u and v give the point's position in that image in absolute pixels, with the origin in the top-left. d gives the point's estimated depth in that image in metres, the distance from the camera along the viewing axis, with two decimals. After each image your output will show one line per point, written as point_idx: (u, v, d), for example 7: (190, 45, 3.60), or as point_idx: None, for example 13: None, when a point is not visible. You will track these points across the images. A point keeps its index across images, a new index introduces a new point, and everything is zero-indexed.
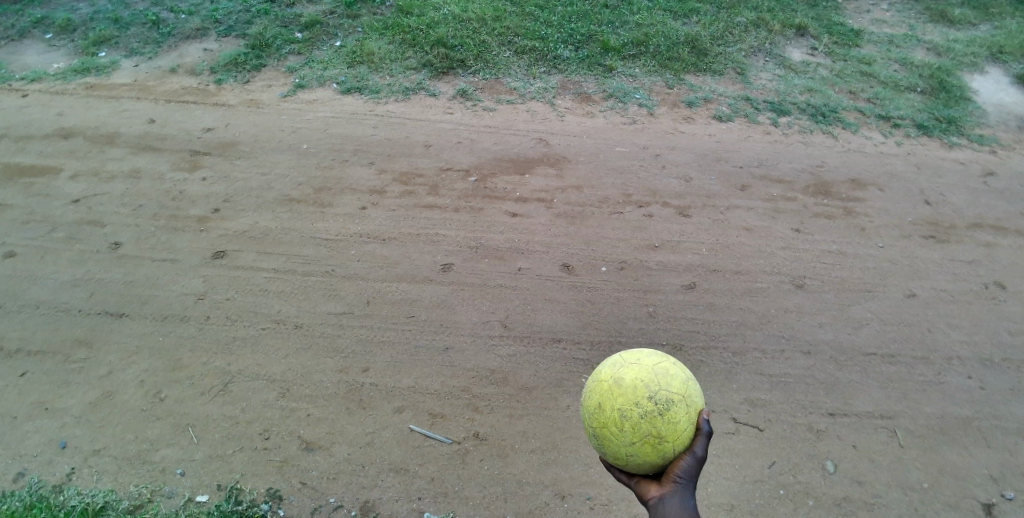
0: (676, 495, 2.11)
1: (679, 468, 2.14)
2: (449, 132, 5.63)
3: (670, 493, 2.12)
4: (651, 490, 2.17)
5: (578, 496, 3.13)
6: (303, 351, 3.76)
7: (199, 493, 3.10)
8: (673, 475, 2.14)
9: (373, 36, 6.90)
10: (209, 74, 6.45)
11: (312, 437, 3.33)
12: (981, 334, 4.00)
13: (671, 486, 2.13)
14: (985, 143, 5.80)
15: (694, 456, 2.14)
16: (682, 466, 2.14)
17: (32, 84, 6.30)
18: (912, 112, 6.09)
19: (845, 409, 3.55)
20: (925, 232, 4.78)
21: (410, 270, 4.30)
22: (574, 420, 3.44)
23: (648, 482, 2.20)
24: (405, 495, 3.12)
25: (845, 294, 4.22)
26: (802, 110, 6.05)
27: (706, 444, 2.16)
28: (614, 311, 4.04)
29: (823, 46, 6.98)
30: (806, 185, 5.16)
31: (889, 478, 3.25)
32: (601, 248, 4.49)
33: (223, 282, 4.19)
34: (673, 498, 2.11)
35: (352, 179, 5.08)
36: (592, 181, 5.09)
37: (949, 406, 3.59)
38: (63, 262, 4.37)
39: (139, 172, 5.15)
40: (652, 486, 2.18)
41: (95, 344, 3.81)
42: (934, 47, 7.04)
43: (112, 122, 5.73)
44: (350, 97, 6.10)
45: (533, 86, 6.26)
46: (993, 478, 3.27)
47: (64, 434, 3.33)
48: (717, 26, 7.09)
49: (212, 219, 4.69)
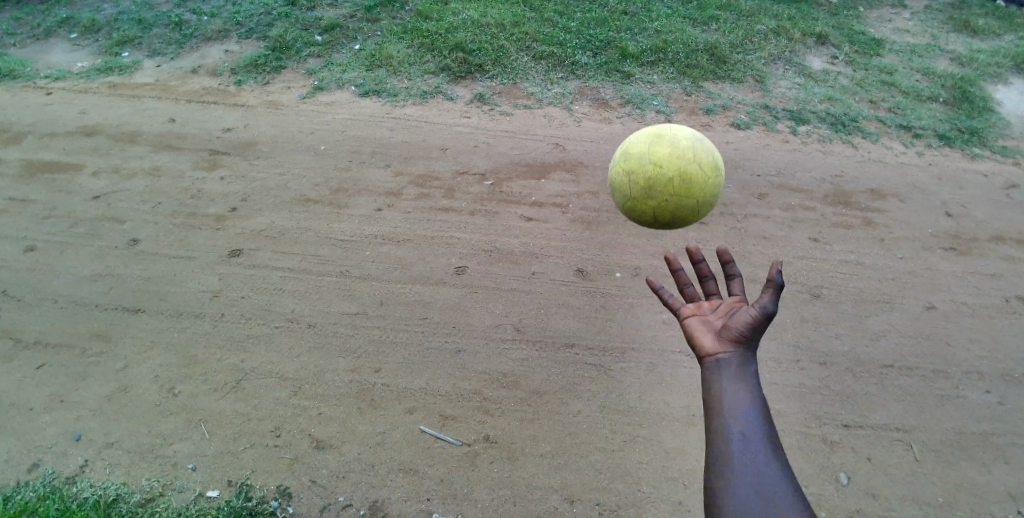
0: (734, 357, 1.84)
1: (744, 324, 1.86)
2: (465, 136, 5.64)
3: (733, 358, 1.83)
4: (705, 342, 1.88)
5: (588, 502, 3.10)
6: (316, 350, 3.78)
7: (210, 488, 3.11)
8: (734, 332, 1.86)
9: (392, 40, 6.95)
10: (229, 75, 6.53)
11: (323, 436, 3.34)
12: (1001, 348, 3.93)
13: (731, 346, 1.85)
14: (1008, 155, 5.71)
15: (761, 310, 1.85)
16: (747, 321, 1.86)
17: (57, 83, 6.41)
18: (934, 123, 6.01)
19: (861, 421, 3.50)
20: (946, 244, 4.71)
21: (424, 272, 4.31)
22: (585, 425, 3.42)
23: (702, 328, 1.91)
24: (414, 495, 3.11)
25: (862, 305, 4.16)
26: (822, 119, 6.00)
27: (777, 296, 1.86)
28: (627, 317, 4.01)
29: (844, 55, 6.92)
30: (824, 194, 5.11)
31: (905, 492, 3.19)
32: (616, 253, 4.48)
33: (239, 280, 4.23)
34: (738, 366, 1.82)
35: (368, 180, 5.11)
36: (608, 187, 5.07)
37: (967, 421, 3.52)
38: (83, 256, 4.43)
39: (159, 169, 5.22)
40: (706, 338, 1.89)
41: (111, 339, 3.85)
42: (956, 58, 6.96)
43: (134, 120, 5.81)
44: (368, 100, 6.14)
45: (550, 91, 6.27)
46: (1012, 494, 3.20)
47: (80, 425, 3.37)
48: (737, 34, 7.05)
49: (230, 218, 4.74)
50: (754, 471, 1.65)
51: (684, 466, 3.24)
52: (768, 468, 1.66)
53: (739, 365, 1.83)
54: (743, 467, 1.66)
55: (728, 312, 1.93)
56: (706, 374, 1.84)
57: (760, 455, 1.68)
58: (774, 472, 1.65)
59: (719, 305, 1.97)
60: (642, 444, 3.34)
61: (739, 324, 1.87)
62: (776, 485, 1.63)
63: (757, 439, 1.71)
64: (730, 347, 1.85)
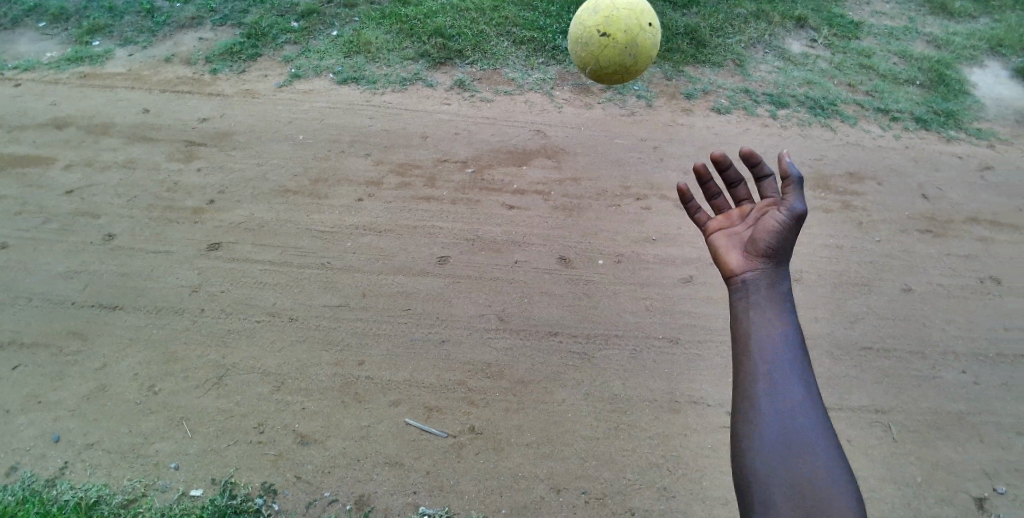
0: (762, 274, 1.77)
1: (768, 234, 1.78)
2: (446, 124, 5.59)
3: (763, 273, 1.77)
4: (732, 263, 1.84)
5: (573, 490, 3.13)
6: (298, 343, 3.75)
7: (193, 487, 3.09)
8: (760, 247, 1.79)
9: (370, 26, 6.84)
10: (204, 63, 6.39)
11: (307, 431, 3.33)
12: (976, 329, 4.01)
13: (757, 263, 1.79)
14: (983, 137, 5.79)
15: (788, 212, 1.78)
16: (771, 230, 1.79)
17: (25, 73, 6.23)
18: (911, 105, 6.06)
19: (840, 403, 3.55)
20: (922, 226, 4.77)
21: (407, 262, 4.28)
22: (570, 414, 3.44)
23: (729, 252, 1.86)
24: (400, 488, 3.12)
25: (842, 288, 4.21)
26: (802, 102, 6.02)
27: (801, 194, 1.79)
28: (610, 304, 4.03)
29: (823, 38, 6.94)
30: (804, 178, 5.14)
31: (883, 473, 3.26)
32: (599, 241, 4.48)
33: (218, 274, 4.17)
34: (765, 281, 1.76)
35: (348, 170, 5.05)
36: (590, 174, 5.07)
37: (943, 401, 3.60)
38: (57, 253, 4.34)
39: (133, 162, 5.11)
40: (733, 260, 1.84)
41: (89, 337, 3.79)
42: (933, 40, 7.01)
43: (106, 111, 5.68)
44: (346, 88, 6.05)
45: (531, 77, 6.22)
46: (986, 472, 3.28)
47: (58, 426, 3.32)
48: (717, 17, 7.04)
49: (207, 210, 4.66)
50: (780, 396, 1.59)
51: (668, 452, 3.28)
52: (799, 390, 1.60)
53: (766, 280, 1.76)
54: (766, 391, 1.61)
55: (757, 223, 1.85)
56: (733, 293, 1.80)
57: (789, 375, 1.62)
58: (803, 393, 1.60)
59: (749, 215, 1.90)
60: (626, 431, 3.37)
61: (765, 237, 1.79)
62: (804, 409, 1.58)
63: (784, 360, 1.64)
64: (759, 262, 1.78)
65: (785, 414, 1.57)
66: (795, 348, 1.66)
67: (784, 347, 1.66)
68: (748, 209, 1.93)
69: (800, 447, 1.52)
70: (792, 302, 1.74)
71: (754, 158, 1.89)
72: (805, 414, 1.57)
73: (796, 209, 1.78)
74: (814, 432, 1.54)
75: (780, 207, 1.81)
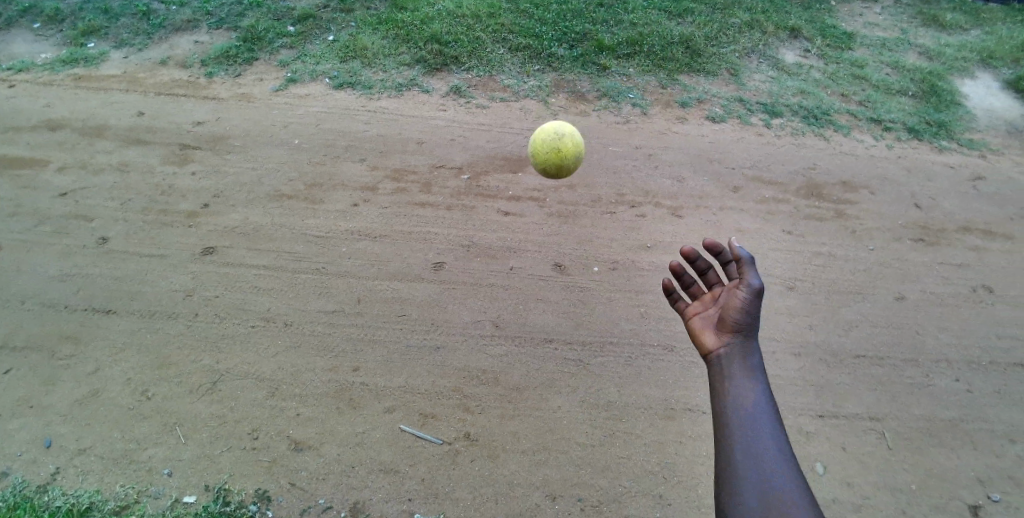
0: (734, 348, 2.02)
1: (736, 312, 2.04)
2: (442, 130, 5.60)
3: (734, 346, 2.02)
4: (708, 342, 2.08)
5: (569, 497, 3.12)
6: (293, 349, 3.73)
7: (186, 493, 3.06)
8: (730, 324, 2.05)
9: (366, 31, 6.85)
10: (199, 67, 6.38)
11: (301, 437, 3.31)
12: (969, 337, 4.04)
13: (730, 338, 2.04)
14: (975, 148, 5.85)
15: (748, 289, 2.05)
16: (738, 307, 2.05)
17: (18, 75, 6.20)
18: (904, 116, 6.12)
19: (835, 411, 3.57)
20: (915, 235, 4.81)
21: (402, 268, 4.28)
22: (565, 421, 3.44)
23: (706, 332, 2.11)
24: (395, 495, 3.10)
25: (836, 297, 4.23)
26: (795, 112, 6.07)
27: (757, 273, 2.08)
28: (606, 311, 4.03)
29: (816, 48, 7.00)
30: (798, 187, 5.17)
31: (877, 481, 3.27)
32: (594, 247, 4.49)
33: (212, 278, 4.15)
34: (736, 352, 2.01)
35: (344, 175, 5.04)
36: (586, 181, 5.08)
37: (937, 409, 3.62)
38: (50, 256, 4.31)
39: (128, 165, 5.09)
40: (709, 339, 2.08)
41: (81, 340, 3.76)
42: (925, 51, 7.09)
43: (101, 114, 5.65)
44: (342, 92, 6.05)
45: (527, 84, 6.24)
46: (979, 480, 3.30)
47: (50, 431, 3.29)
48: (711, 27, 7.09)
49: (202, 214, 4.64)
50: (756, 446, 1.82)
51: (663, 460, 3.28)
52: (771, 441, 1.84)
53: (738, 352, 2.02)
54: (742, 442, 1.83)
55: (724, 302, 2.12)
56: (710, 365, 2.05)
57: (761, 428, 1.86)
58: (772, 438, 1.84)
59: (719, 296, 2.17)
60: (622, 439, 3.37)
61: (733, 314, 2.05)
62: (774, 450, 1.82)
63: (757, 415, 1.88)
64: (729, 336, 2.04)
65: (761, 461, 1.79)
66: (766, 407, 1.91)
67: (757, 406, 1.91)
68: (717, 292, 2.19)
69: (776, 490, 1.74)
70: (762, 369, 2.00)
71: (715, 248, 2.19)
72: (778, 460, 1.79)
73: (754, 286, 2.05)
74: (784, 474, 1.77)
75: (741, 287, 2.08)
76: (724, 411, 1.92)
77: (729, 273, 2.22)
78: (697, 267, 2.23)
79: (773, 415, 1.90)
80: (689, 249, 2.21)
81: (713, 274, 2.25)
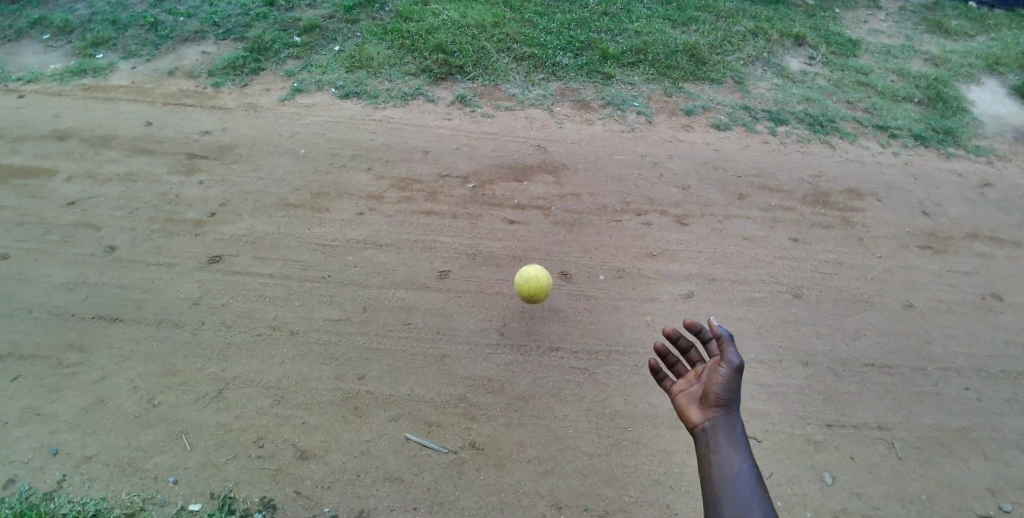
0: (718, 422, 2.23)
1: (718, 387, 2.25)
2: (447, 138, 5.62)
3: (718, 419, 2.23)
4: (694, 417, 2.28)
5: (575, 507, 3.11)
6: (298, 357, 3.73)
7: (192, 501, 3.06)
8: (714, 399, 2.26)
9: (372, 41, 6.89)
10: (206, 77, 6.43)
11: (307, 446, 3.30)
12: (978, 345, 4.01)
13: (714, 413, 2.25)
14: (982, 154, 5.82)
15: (729, 366, 2.26)
16: (720, 383, 2.26)
17: (28, 85, 6.26)
18: (910, 123, 6.11)
19: (843, 420, 3.54)
20: (922, 242, 4.79)
21: (408, 276, 4.28)
22: (571, 430, 3.42)
23: (692, 406, 2.31)
24: (401, 504, 3.09)
25: (843, 305, 4.21)
26: (801, 119, 6.07)
27: (737, 352, 2.28)
28: (612, 320, 4.02)
29: (821, 56, 7.01)
30: (803, 194, 5.16)
31: (887, 490, 3.23)
32: (599, 256, 4.49)
33: (219, 287, 4.17)
34: (721, 426, 2.22)
35: (350, 184, 5.07)
36: (591, 189, 5.08)
37: (947, 418, 3.58)
38: (57, 264, 4.33)
39: (135, 174, 5.12)
40: (695, 413, 2.29)
41: (88, 348, 3.77)
42: (931, 58, 7.08)
43: (109, 124, 5.70)
44: (348, 102, 6.09)
45: (532, 93, 6.27)
46: (990, 489, 3.26)
47: (57, 439, 3.29)
48: (716, 35, 7.10)
49: (209, 223, 4.66)
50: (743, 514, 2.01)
51: (670, 469, 3.26)
52: (755, 508, 2.03)
53: (722, 425, 2.23)
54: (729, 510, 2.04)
55: (707, 378, 2.32)
56: (697, 438, 2.25)
57: (747, 496, 2.06)
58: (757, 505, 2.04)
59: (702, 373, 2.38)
60: (628, 448, 3.35)
61: (716, 391, 2.26)
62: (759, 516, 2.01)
63: (743, 486, 2.09)
64: (713, 410, 2.25)
65: None
66: (750, 477, 2.12)
67: (742, 475, 2.12)
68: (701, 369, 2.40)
69: None
70: (745, 441, 2.21)
71: (695, 328, 2.41)
72: None
73: (734, 362, 2.25)
74: None
75: (722, 364, 2.28)
76: (712, 480, 2.13)
77: (709, 350, 2.44)
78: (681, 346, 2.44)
79: (757, 483, 2.11)
80: (673, 331, 2.42)
81: (696, 352, 2.47)
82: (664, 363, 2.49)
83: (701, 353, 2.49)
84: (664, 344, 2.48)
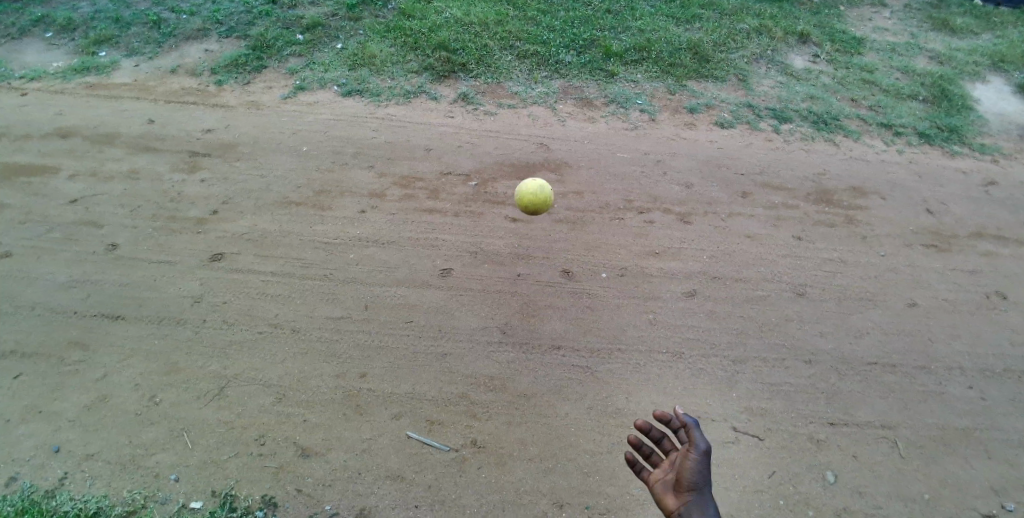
0: (692, 505, 2.34)
1: (689, 472, 2.38)
2: (449, 136, 5.61)
3: (693, 503, 2.34)
4: (670, 502, 2.39)
5: (576, 505, 3.09)
6: (300, 355, 3.73)
7: (193, 499, 3.06)
8: (687, 483, 2.37)
9: (374, 39, 6.88)
10: (209, 75, 6.43)
11: (308, 443, 3.30)
12: (982, 344, 3.98)
13: (688, 496, 2.36)
14: (987, 152, 5.79)
15: (697, 452, 2.39)
16: (691, 468, 2.38)
17: (31, 83, 6.27)
18: (915, 121, 6.07)
19: (846, 419, 3.52)
20: (926, 241, 4.76)
21: (409, 274, 4.27)
22: (573, 428, 3.41)
23: (667, 492, 2.41)
24: (401, 502, 3.08)
25: (846, 303, 4.19)
26: (805, 117, 6.04)
27: (703, 438, 2.42)
28: (614, 318, 4.01)
29: (825, 53, 6.97)
30: (807, 192, 5.14)
31: (890, 490, 3.22)
32: (601, 254, 4.47)
33: (220, 285, 4.17)
34: (695, 511, 2.33)
35: (352, 182, 5.06)
36: (594, 187, 5.07)
37: (950, 417, 3.56)
38: (60, 262, 4.34)
39: (137, 172, 5.12)
40: (671, 498, 2.39)
41: (90, 346, 3.77)
42: (935, 56, 7.05)
43: (111, 122, 5.70)
44: (351, 100, 6.08)
45: (534, 91, 6.25)
46: (994, 489, 3.24)
47: (58, 437, 3.29)
48: (719, 32, 7.07)
49: (211, 221, 4.67)
50: None
51: None
52: None
53: (697, 510, 2.32)
54: None
55: (680, 466, 2.43)
56: None
57: None
58: None
59: (675, 460, 2.48)
60: (630, 446, 3.34)
61: (688, 476, 2.38)
62: None
63: None
64: (687, 494, 2.36)
65: None
66: None
67: None
68: (673, 456, 2.50)
69: None
70: None
71: (664, 418, 2.52)
72: None
73: (701, 448, 2.39)
74: None
75: (691, 452, 2.41)
76: None
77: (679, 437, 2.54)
78: (652, 436, 2.53)
79: None
80: (643, 423, 2.51)
81: (667, 440, 2.56)
82: (640, 454, 2.57)
83: (672, 440, 2.58)
84: (636, 436, 2.56)
